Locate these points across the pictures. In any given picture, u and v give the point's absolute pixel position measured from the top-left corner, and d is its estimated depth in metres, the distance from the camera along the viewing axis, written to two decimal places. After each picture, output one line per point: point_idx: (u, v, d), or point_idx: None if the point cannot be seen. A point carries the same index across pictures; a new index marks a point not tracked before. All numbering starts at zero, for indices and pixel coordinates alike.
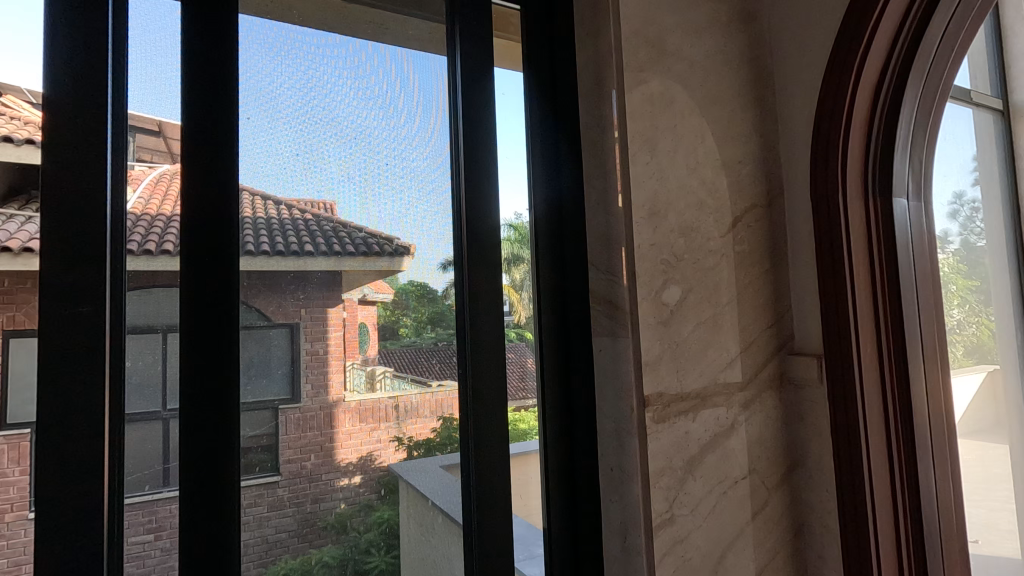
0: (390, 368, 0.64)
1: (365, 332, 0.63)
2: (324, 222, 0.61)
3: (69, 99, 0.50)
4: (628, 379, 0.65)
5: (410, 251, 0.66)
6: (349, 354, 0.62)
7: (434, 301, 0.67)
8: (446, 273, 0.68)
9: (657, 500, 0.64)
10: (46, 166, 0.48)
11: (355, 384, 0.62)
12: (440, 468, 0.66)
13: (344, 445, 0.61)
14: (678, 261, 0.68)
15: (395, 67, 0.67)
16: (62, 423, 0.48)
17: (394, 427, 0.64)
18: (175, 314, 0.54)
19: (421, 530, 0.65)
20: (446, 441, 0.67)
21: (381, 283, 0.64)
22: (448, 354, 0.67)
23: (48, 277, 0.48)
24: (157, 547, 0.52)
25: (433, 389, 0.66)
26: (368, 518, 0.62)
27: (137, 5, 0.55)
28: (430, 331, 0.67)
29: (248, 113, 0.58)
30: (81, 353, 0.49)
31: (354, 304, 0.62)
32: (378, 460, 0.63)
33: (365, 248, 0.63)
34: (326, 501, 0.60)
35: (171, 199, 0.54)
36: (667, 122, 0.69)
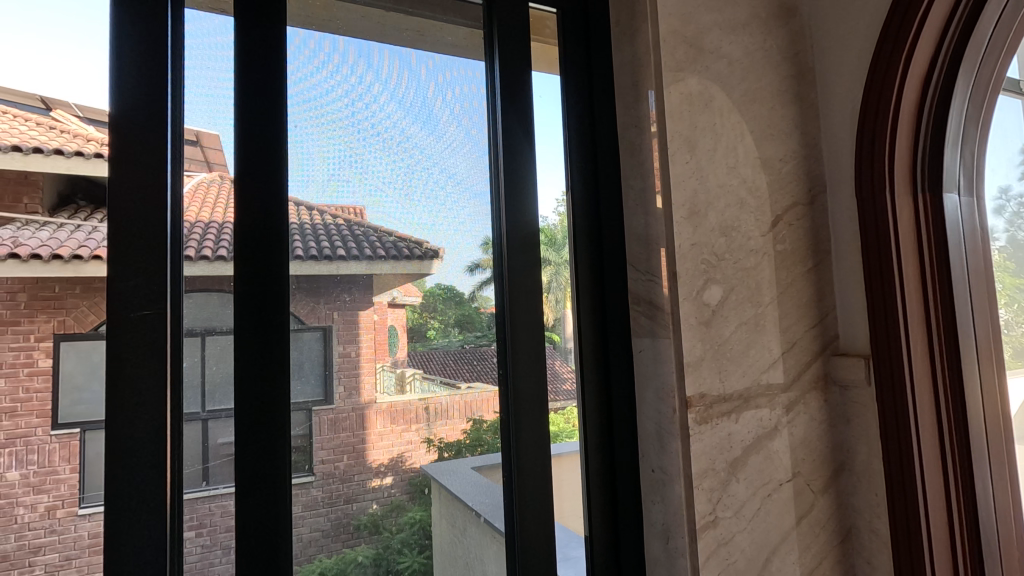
0: (419, 370, 0.65)
1: (394, 333, 0.64)
2: (355, 226, 0.63)
3: (134, 113, 0.52)
4: (670, 379, 0.65)
5: (440, 254, 0.67)
6: (380, 355, 0.63)
7: (460, 304, 0.68)
8: (472, 276, 0.69)
9: (701, 501, 0.63)
10: (114, 177, 0.51)
11: (385, 386, 0.63)
12: (470, 469, 0.67)
13: (375, 446, 0.63)
14: (719, 261, 0.68)
15: (435, 73, 0.69)
16: (127, 421, 0.50)
17: (425, 428, 0.66)
18: (214, 318, 0.56)
19: (453, 530, 0.66)
20: (475, 442, 0.68)
21: (409, 287, 0.65)
22: (475, 355, 0.69)
23: (115, 283, 0.50)
24: (197, 544, 0.54)
25: (462, 391, 0.67)
26: (400, 518, 0.63)
27: (191, 19, 0.57)
28: (457, 333, 0.68)
29: (296, 121, 0.60)
30: (144, 354, 0.51)
31: (384, 307, 0.64)
32: (408, 461, 0.64)
33: (396, 251, 0.65)
34: (360, 501, 0.61)
35: (208, 206, 0.56)
36: (707, 121, 0.69)
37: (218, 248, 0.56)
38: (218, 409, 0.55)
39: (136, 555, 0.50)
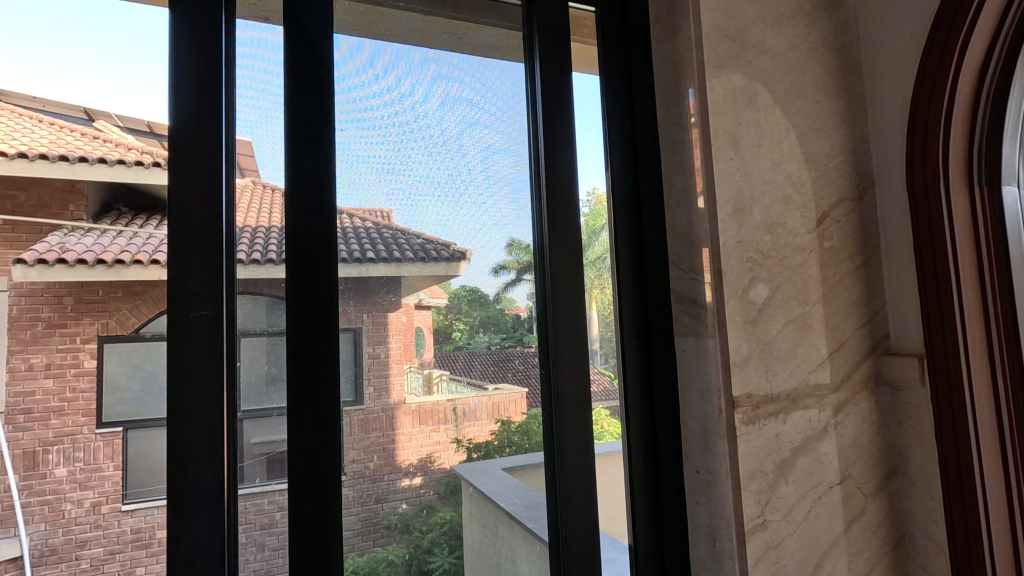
0: (446, 371, 0.66)
1: (421, 335, 0.65)
2: (383, 229, 0.64)
3: (191, 121, 0.54)
4: (716, 379, 0.64)
5: (467, 256, 0.68)
6: (407, 357, 0.64)
7: (485, 304, 0.69)
8: (498, 278, 0.69)
9: (749, 504, 0.62)
10: (172, 184, 0.53)
11: (413, 387, 0.64)
12: (500, 469, 0.68)
13: (405, 446, 0.64)
14: (765, 259, 0.66)
15: (475, 77, 0.71)
16: (187, 418, 0.52)
17: (454, 428, 0.67)
18: (250, 320, 0.57)
19: (485, 531, 0.67)
20: (504, 443, 0.68)
21: (436, 288, 0.66)
22: (500, 357, 0.69)
23: (175, 284, 0.52)
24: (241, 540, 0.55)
25: (490, 393, 0.68)
26: (430, 518, 0.64)
27: (243, 27, 0.59)
28: (482, 335, 0.69)
29: (343, 124, 0.62)
30: (202, 354, 0.53)
31: (411, 309, 0.65)
32: (437, 461, 0.65)
33: (423, 254, 0.66)
34: (389, 501, 0.62)
35: (246, 212, 0.57)
36: (751, 117, 0.68)
37: (253, 251, 0.57)
38: (256, 408, 0.56)
39: (195, 547, 0.52)
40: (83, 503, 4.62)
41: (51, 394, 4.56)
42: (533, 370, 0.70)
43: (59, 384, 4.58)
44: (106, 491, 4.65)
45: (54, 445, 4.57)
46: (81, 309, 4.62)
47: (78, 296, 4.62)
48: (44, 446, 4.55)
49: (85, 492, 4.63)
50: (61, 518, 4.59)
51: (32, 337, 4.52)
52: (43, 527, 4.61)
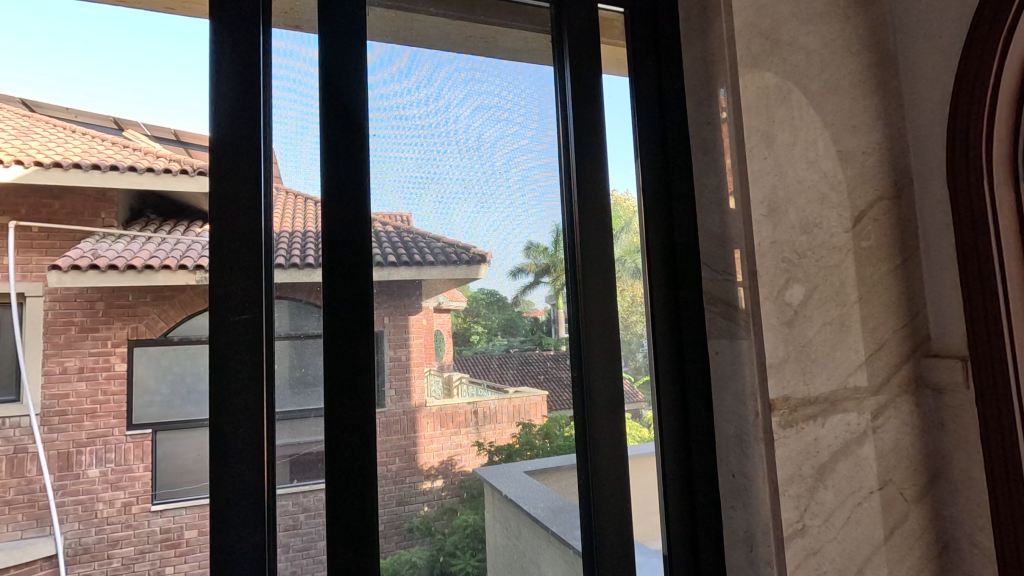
0: (466, 374, 0.67)
1: (441, 338, 0.66)
2: (402, 233, 0.64)
3: (232, 127, 0.56)
4: (752, 381, 0.63)
5: (487, 258, 0.69)
6: (428, 360, 0.65)
7: (503, 308, 0.70)
8: (517, 281, 0.70)
9: (788, 509, 0.61)
10: (214, 191, 0.55)
11: (433, 389, 0.65)
12: (522, 472, 0.68)
13: (427, 450, 0.64)
14: (801, 259, 0.65)
15: (505, 82, 0.72)
16: (228, 419, 0.53)
17: (475, 432, 0.67)
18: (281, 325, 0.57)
19: (508, 534, 0.67)
20: (526, 446, 0.69)
21: (454, 292, 0.68)
22: (521, 359, 0.70)
23: (216, 289, 0.54)
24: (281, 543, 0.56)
25: (510, 396, 0.69)
26: (452, 521, 0.65)
27: (279, 35, 0.60)
28: (501, 338, 0.70)
29: (378, 130, 0.64)
30: (244, 356, 0.54)
31: (431, 312, 0.66)
32: (458, 464, 0.66)
33: (444, 257, 0.67)
34: (411, 503, 0.62)
35: (280, 217, 0.58)
36: (785, 116, 0.67)
37: (287, 255, 0.58)
38: (293, 410, 0.57)
39: (236, 544, 0.53)
40: (115, 502, 4.76)
41: (83, 396, 4.68)
42: (550, 372, 0.70)
43: (91, 386, 4.71)
44: (136, 490, 4.81)
45: (87, 446, 4.69)
46: (111, 314, 4.73)
47: (109, 300, 4.74)
48: (78, 447, 4.67)
49: (117, 492, 4.76)
50: (94, 517, 4.71)
51: (65, 340, 4.65)
52: (76, 527, 4.72)
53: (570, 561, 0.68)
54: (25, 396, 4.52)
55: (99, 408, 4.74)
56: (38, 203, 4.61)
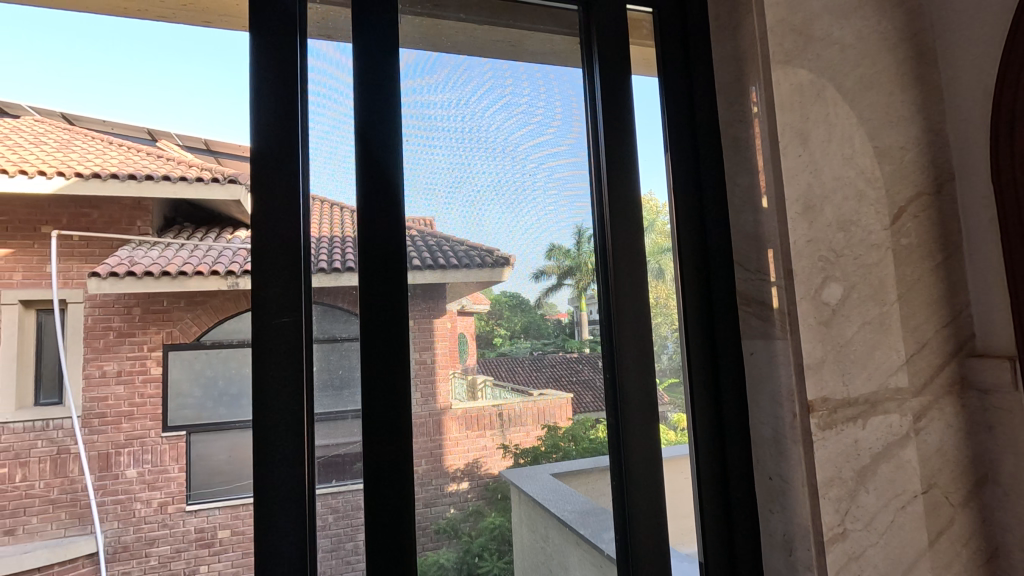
0: (490, 377, 0.68)
1: (464, 340, 0.66)
2: (428, 237, 0.65)
3: (272, 137, 0.58)
4: (788, 383, 0.62)
5: (511, 261, 0.70)
6: (452, 363, 0.65)
7: (527, 310, 0.70)
8: (539, 283, 0.71)
9: (828, 512, 0.60)
10: (255, 201, 0.57)
11: (457, 393, 0.65)
12: (550, 475, 0.68)
13: (452, 452, 0.64)
14: (839, 257, 0.64)
15: (534, 85, 0.73)
16: (269, 420, 0.55)
17: (500, 434, 0.68)
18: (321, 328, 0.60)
19: (535, 536, 0.67)
20: (552, 449, 0.69)
21: (478, 295, 0.68)
22: (542, 362, 0.70)
23: (260, 294, 0.56)
24: (324, 540, 0.58)
25: (535, 398, 0.69)
26: (479, 523, 0.65)
27: (316, 45, 0.62)
28: (525, 340, 0.70)
29: (411, 135, 0.65)
30: (284, 359, 0.56)
31: (455, 315, 0.65)
32: (484, 467, 0.66)
33: (469, 259, 0.67)
34: (437, 505, 0.63)
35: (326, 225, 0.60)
36: (820, 112, 0.66)
37: (328, 260, 0.60)
38: (330, 411, 0.59)
39: (278, 540, 0.55)
40: (151, 502, 4.88)
41: (121, 399, 4.83)
42: (575, 374, 0.70)
43: (128, 389, 4.85)
44: (171, 490, 4.92)
45: (125, 447, 4.83)
46: (147, 319, 4.89)
47: (145, 306, 4.90)
48: (116, 448, 4.81)
49: (153, 492, 4.89)
50: (132, 516, 4.83)
51: (104, 344, 4.80)
52: (116, 526, 4.86)
53: (598, 565, 0.68)
54: (67, 399, 4.69)
55: (136, 410, 4.88)
56: (78, 212, 4.78)
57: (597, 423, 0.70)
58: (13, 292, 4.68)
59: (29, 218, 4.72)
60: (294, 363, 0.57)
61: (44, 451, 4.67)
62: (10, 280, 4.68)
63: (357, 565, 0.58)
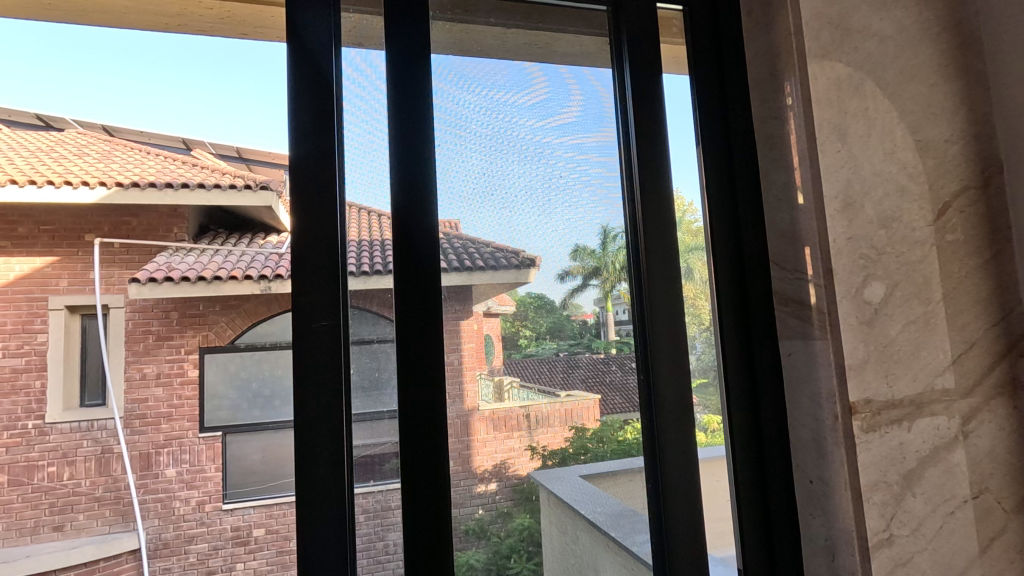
0: (516, 378, 0.68)
1: (490, 341, 0.66)
2: (454, 239, 0.65)
3: (309, 144, 0.60)
4: (829, 384, 0.61)
5: (537, 262, 0.70)
6: (479, 364, 0.65)
7: (552, 311, 0.70)
8: (564, 284, 0.71)
9: (873, 517, 0.58)
10: (295, 207, 0.59)
11: (484, 393, 0.65)
12: (578, 477, 0.68)
13: (480, 453, 0.65)
14: (880, 255, 0.62)
15: (564, 86, 0.73)
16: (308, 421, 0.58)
17: (527, 436, 0.68)
18: (357, 331, 0.61)
19: (565, 538, 0.67)
20: (579, 451, 0.69)
21: (503, 296, 0.67)
22: (569, 363, 0.70)
23: (299, 298, 0.58)
24: (361, 535, 0.59)
25: (563, 400, 0.69)
26: (508, 524, 0.65)
27: (351, 53, 0.64)
28: (550, 341, 0.70)
29: (444, 140, 0.67)
30: (323, 363, 0.58)
31: (481, 316, 0.66)
32: (512, 468, 0.66)
33: (495, 261, 0.67)
34: (466, 506, 0.63)
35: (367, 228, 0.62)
36: (858, 106, 0.64)
37: (361, 263, 0.61)
38: (367, 412, 0.60)
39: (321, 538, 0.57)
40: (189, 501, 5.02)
41: (160, 400, 4.98)
42: (604, 375, 0.70)
43: (167, 390, 5.00)
44: (208, 489, 5.06)
45: (165, 447, 4.97)
46: (184, 323, 5.04)
47: (182, 310, 5.05)
48: (156, 448, 4.96)
49: (191, 491, 5.03)
50: (171, 514, 4.96)
51: (144, 347, 4.96)
52: (156, 523, 4.97)
53: (628, 566, 0.67)
54: (110, 400, 4.86)
55: (174, 411, 5.02)
56: (119, 220, 4.95)
57: (625, 425, 0.70)
58: (59, 298, 4.87)
59: (74, 226, 4.91)
60: (331, 366, 0.58)
61: (89, 451, 4.84)
62: (57, 287, 4.88)
63: (389, 563, 0.59)
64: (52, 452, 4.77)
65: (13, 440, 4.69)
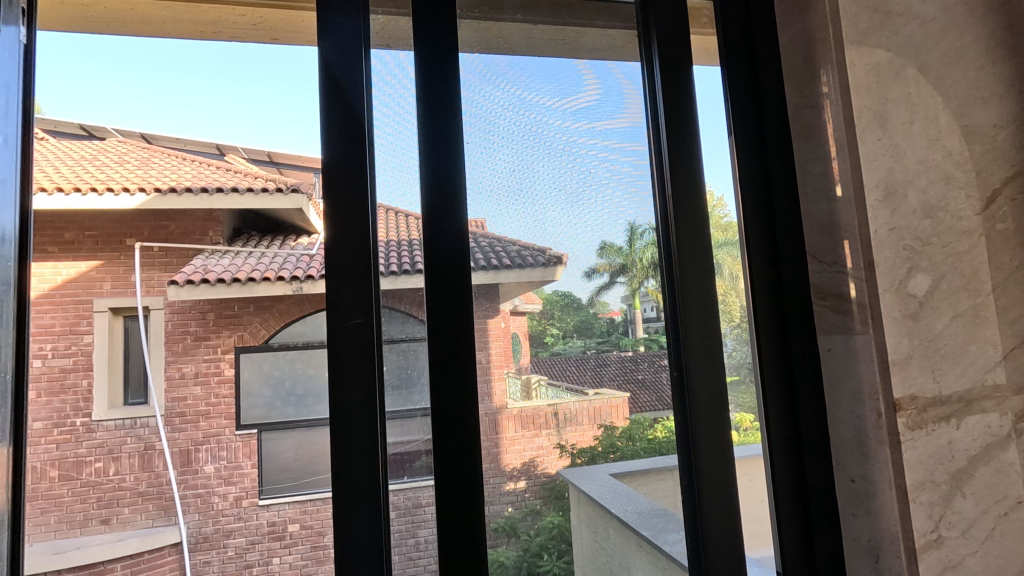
0: (544, 377, 0.68)
1: (517, 340, 0.67)
2: (480, 239, 0.65)
3: (341, 146, 0.61)
4: (872, 380, 0.59)
5: (563, 260, 0.70)
6: (506, 363, 0.65)
7: (579, 309, 0.70)
8: (591, 282, 0.70)
9: (920, 518, 0.56)
10: (329, 208, 0.60)
11: (513, 392, 0.65)
12: (608, 475, 0.68)
13: (508, 451, 0.65)
14: (925, 246, 0.59)
15: (592, 81, 0.73)
16: (345, 419, 0.59)
17: (556, 434, 0.68)
18: (390, 330, 0.62)
19: (595, 537, 0.67)
20: (608, 449, 0.68)
21: (530, 295, 0.67)
22: (599, 361, 0.70)
23: (334, 297, 0.60)
24: (397, 531, 0.60)
25: (591, 398, 0.69)
26: (537, 523, 0.65)
27: (380, 55, 0.65)
28: (577, 340, 0.70)
29: (472, 137, 0.67)
30: (358, 360, 0.59)
31: (508, 315, 0.65)
32: (541, 466, 0.66)
33: (522, 259, 0.67)
34: (495, 504, 0.64)
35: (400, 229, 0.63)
36: (900, 92, 0.61)
37: (394, 263, 0.62)
38: (400, 409, 0.61)
39: (357, 532, 0.58)
40: (227, 497, 5.17)
41: (199, 399, 5.15)
42: (634, 373, 0.70)
43: (205, 389, 5.16)
44: (245, 485, 5.20)
45: (204, 444, 5.13)
46: (220, 324, 5.19)
47: (218, 311, 5.20)
48: (195, 445, 5.12)
49: (229, 487, 5.18)
50: (210, 510, 5.11)
51: (183, 347, 5.13)
52: (196, 518, 5.12)
53: (660, 566, 0.67)
54: (151, 399, 5.03)
55: (212, 409, 5.17)
56: (158, 225, 5.12)
57: (654, 423, 0.69)
58: (103, 301, 5.05)
59: (116, 232, 5.09)
60: (365, 364, 0.59)
61: (132, 448, 5.01)
62: (100, 290, 5.06)
63: (423, 557, 0.60)
64: (98, 449, 4.96)
65: (63, 437, 4.90)
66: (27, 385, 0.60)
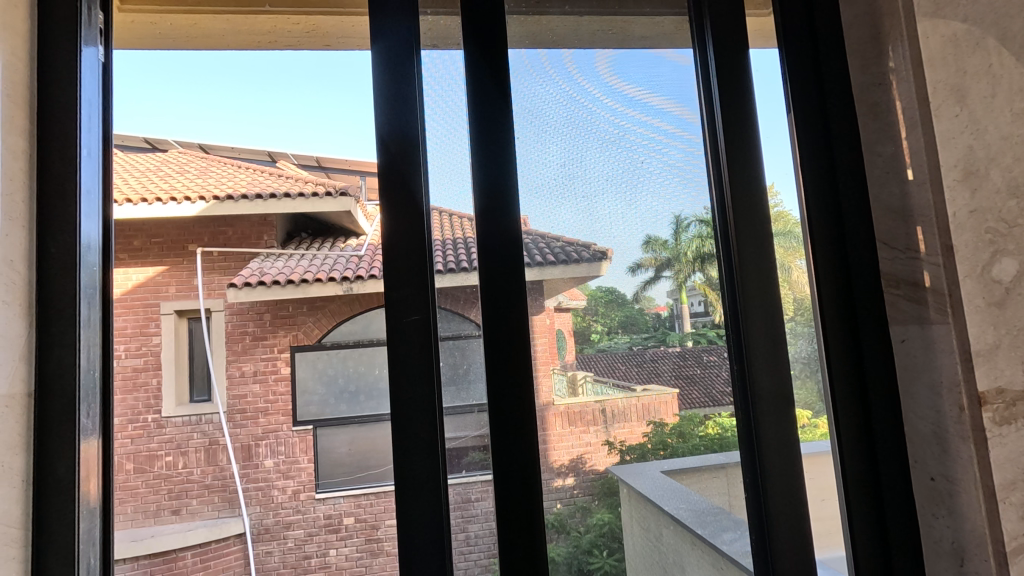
0: (590, 373, 0.66)
1: (562, 337, 0.66)
2: (524, 236, 0.65)
3: (394, 150, 0.63)
4: (952, 373, 0.55)
5: (608, 255, 0.68)
6: (551, 360, 0.65)
7: (624, 305, 0.68)
8: (636, 277, 0.69)
9: (1011, 519, 0.51)
10: (386, 210, 0.62)
11: (558, 388, 0.65)
12: (660, 473, 0.66)
13: (556, 447, 0.65)
14: (1014, 227, 0.54)
15: (642, 70, 0.72)
16: (404, 412, 0.61)
17: (604, 430, 0.67)
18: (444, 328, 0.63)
19: (648, 536, 0.65)
20: (658, 446, 0.67)
21: (574, 291, 0.66)
22: (643, 356, 0.69)
23: (393, 295, 0.62)
24: (455, 524, 0.61)
25: (639, 394, 0.68)
26: (587, 519, 0.64)
27: (431, 57, 0.66)
28: (623, 336, 0.68)
29: (521, 132, 0.67)
30: (416, 356, 0.61)
31: (552, 312, 0.65)
32: (589, 463, 0.65)
33: (566, 255, 0.66)
34: (546, 500, 0.63)
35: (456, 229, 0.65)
36: (983, 62, 0.56)
37: (447, 262, 0.63)
38: (455, 406, 0.62)
39: (417, 522, 0.60)
40: (286, 490, 5.38)
41: (258, 396, 5.38)
42: (689, 368, 0.69)
43: (264, 387, 5.39)
44: (303, 479, 5.41)
45: (264, 439, 5.36)
46: (277, 324, 5.42)
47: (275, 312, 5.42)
48: (256, 440, 5.35)
49: (287, 482, 5.38)
50: (271, 502, 5.34)
51: (243, 347, 5.38)
52: (257, 509, 5.33)
53: (716, 566, 0.65)
54: (215, 396, 5.28)
55: (271, 406, 5.40)
56: (217, 230, 5.37)
57: (706, 420, 0.68)
58: (169, 304, 5.33)
59: (180, 238, 5.38)
60: (422, 361, 0.61)
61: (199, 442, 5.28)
62: (167, 292, 5.33)
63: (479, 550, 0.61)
64: (168, 444, 5.24)
65: (136, 432, 5.20)
66: (115, 383, 0.65)
